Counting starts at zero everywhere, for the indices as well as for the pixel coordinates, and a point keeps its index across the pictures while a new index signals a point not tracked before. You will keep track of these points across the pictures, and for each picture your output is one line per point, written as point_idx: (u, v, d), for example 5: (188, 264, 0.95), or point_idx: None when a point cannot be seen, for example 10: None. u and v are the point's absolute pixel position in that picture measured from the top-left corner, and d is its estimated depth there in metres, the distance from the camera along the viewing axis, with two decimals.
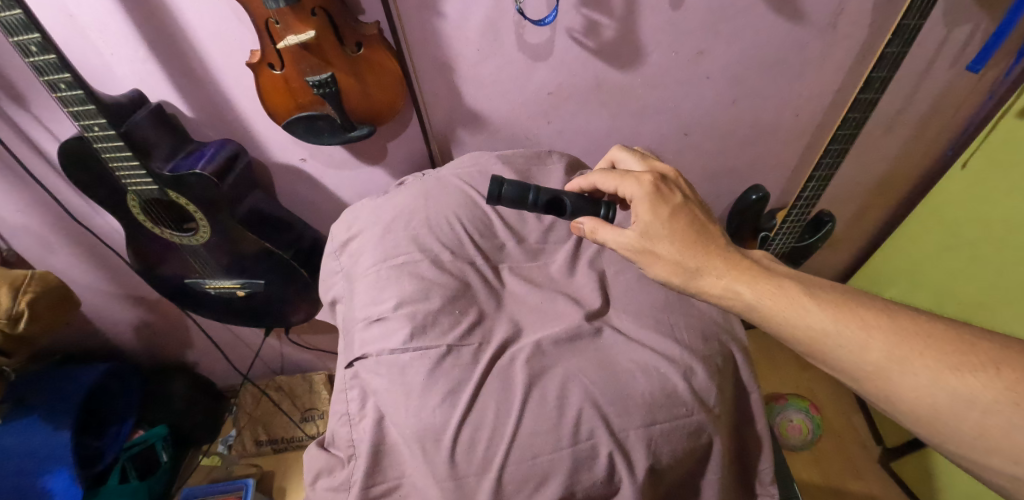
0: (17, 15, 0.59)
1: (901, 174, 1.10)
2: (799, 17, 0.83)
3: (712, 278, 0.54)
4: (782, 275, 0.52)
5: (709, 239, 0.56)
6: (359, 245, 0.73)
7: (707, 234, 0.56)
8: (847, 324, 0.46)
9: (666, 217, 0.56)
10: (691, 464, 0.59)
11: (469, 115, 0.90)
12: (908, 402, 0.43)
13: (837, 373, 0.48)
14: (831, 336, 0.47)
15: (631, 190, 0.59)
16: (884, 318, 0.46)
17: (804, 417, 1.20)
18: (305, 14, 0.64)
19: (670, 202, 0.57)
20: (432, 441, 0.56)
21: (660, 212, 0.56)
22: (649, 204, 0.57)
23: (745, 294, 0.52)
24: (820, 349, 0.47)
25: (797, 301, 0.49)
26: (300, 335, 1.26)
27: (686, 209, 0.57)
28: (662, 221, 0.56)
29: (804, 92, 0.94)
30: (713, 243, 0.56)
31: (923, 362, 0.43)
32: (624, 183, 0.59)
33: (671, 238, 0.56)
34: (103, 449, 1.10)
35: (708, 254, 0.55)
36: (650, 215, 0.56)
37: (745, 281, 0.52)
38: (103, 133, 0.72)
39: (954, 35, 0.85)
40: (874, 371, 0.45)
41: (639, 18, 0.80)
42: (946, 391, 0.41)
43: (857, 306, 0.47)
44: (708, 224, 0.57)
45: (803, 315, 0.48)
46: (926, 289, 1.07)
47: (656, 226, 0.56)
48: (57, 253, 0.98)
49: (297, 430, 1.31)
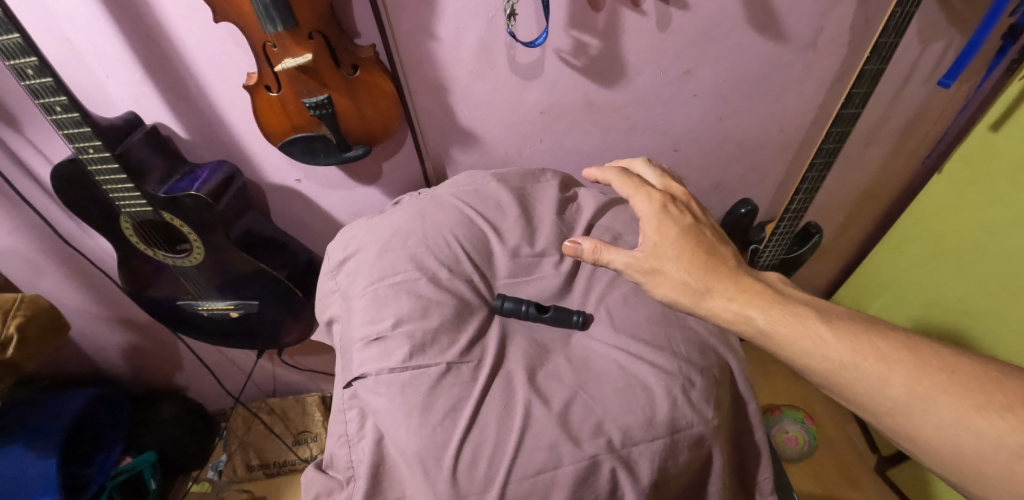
0: (15, 39, 0.60)
1: (883, 186, 1.14)
2: (780, 36, 0.86)
3: (723, 300, 0.54)
4: (796, 301, 0.53)
5: (719, 260, 0.57)
6: (356, 264, 0.73)
7: (717, 254, 0.58)
8: (866, 357, 0.47)
9: (675, 235, 0.59)
10: (692, 475, 0.59)
11: (463, 135, 0.91)
12: (931, 439, 0.45)
13: (855, 407, 0.49)
14: (850, 368, 0.48)
15: (642, 206, 0.62)
16: (906, 352, 0.47)
17: (799, 429, 1.22)
18: (302, 38, 0.66)
19: (680, 221, 0.60)
20: (434, 461, 0.55)
21: (667, 231, 0.59)
22: (657, 222, 0.60)
23: (757, 319, 0.52)
24: (838, 381, 0.48)
25: (812, 329, 0.50)
26: (293, 356, 1.24)
27: (695, 229, 0.59)
28: (669, 239, 0.58)
29: (788, 108, 0.97)
30: (723, 264, 0.57)
31: (947, 400, 0.44)
32: (637, 196, 0.63)
33: (680, 258, 0.57)
34: (89, 477, 1.04)
35: (717, 276, 0.56)
36: (657, 234, 0.59)
37: (757, 305, 0.53)
38: (98, 155, 0.72)
39: (928, 52, 0.89)
40: (896, 407, 0.46)
41: (625, 38, 0.82)
42: (973, 432, 0.43)
43: (877, 339, 0.48)
44: (718, 245, 0.59)
45: (819, 346, 0.49)
46: (912, 303, 1.09)
47: (664, 245, 0.58)
48: (45, 276, 0.96)
49: (290, 453, 1.30)
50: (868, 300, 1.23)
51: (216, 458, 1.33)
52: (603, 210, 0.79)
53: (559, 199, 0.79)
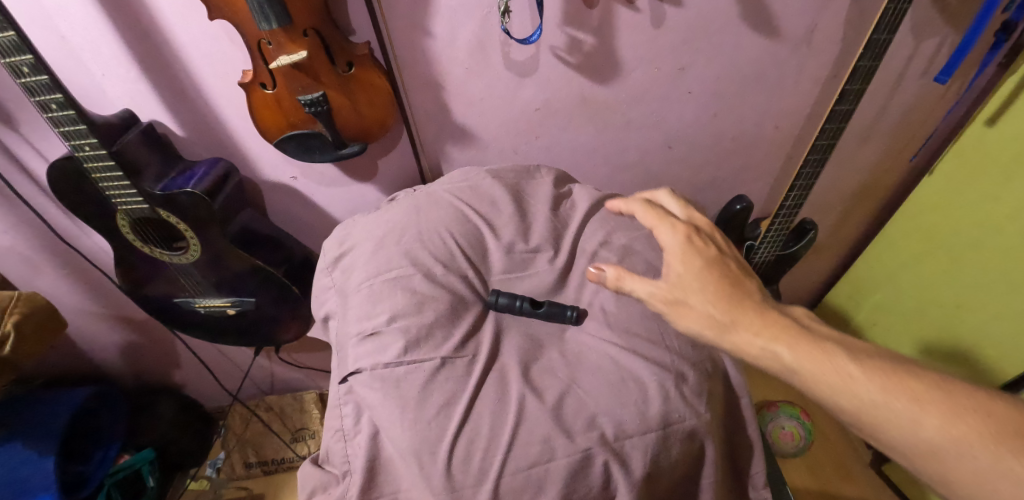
0: (10, 36, 0.60)
1: (878, 183, 1.14)
2: (774, 33, 0.86)
3: (749, 335, 0.54)
4: (822, 336, 0.53)
5: (744, 294, 0.57)
6: (351, 260, 0.73)
7: (742, 288, 0.58)
8: (897, 397, 0.47)
9: (699, 267, 0.59)
10: (684, 468, 0.59)
11: (459, 132, 0.91)
12: (966, 485, 0.44)
13: (886, 448, 0.48)
14: (880, 407, 0.47)
15: (666, 236, 0.63)
16: (938, 392, 0.46)
17: (796, 424, 1.19)
18: (297, 35, 0.66)
19: (704, 253, 0.60)
20: (428, 455, 0.55)
21: (691, 263, 0.59)
22: (681, 254, 0.60)
23: (783, 355, 0.51)
24: (867, 421, 0.47)
25: (839, 367, 0.49)
26: (290, 354, 1.25)
27: (719, 262, 0.60)
28: (693, 271, 0.59)
29: (783, 104, 0.97)
30: (747, 298, 0.57)
31: (983, 444, 0.43)
32: (661, 226, 0.64)
33: (705, 290, 0.57)
34: (87, 475, 1.05)
35: (742, 310, 0.55)
36: (681, 266, 0.59)
37: (784, 341, 0.52)
38: (94, 153, 0.72)
39: (922, 48, 0.89)
40: (929, 450, 0.45)
41: (619, 35, 0.82)
42: (1011, 478, 0.42)
43: (907, 378, 0.48)
44: (743, 278, 0.59)
45: (847, 383, 0.48)
46: (906, 299, 1.10)
47: (688, 278, 0.58)
48: (43, 275, 0.97)
49: (288, 450, 1.30)
50: (862, 296, 1.23)
51: (215, 455, 1.34)
52: (598, 206, 0.80)
53: (553, 195, 0.79)
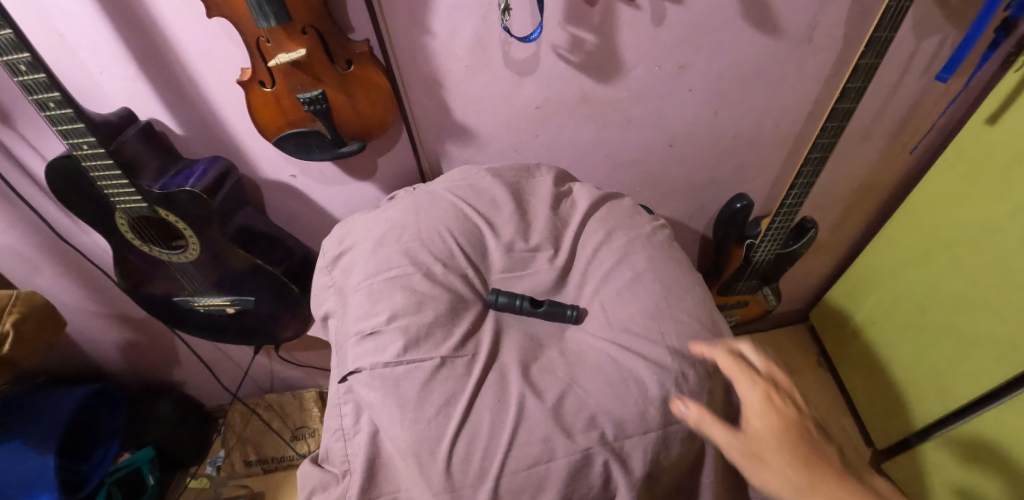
0: (7, 34, 0.59)
1: (879, 181, 1.14)
2: (776, 31, 0.85)
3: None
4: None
5: (818, 459, 0.55)
6: (351, 259, 0.73)
7: (816, 452, 0.55)
8: None
9: (779, 432, 0.56)
10: (684, 468, 0.59)
11: (458, 130, 0.91)
12: None
13: None
14: None
15: (747, 392, 0.59)
16: None
17: None
18: (295, 33, 0.65)
19: (784, 415, 0.57)
20: (428, 454, 0.55)
21: (771, 427, 0.57)
22: (762, 415, 0.57)
23: None
24: None
25: None
26: (290, 352, 1.25)
27: (800, 426, 0.57)
28: (773, 435, 0.56)
29: (784, 103, 0.97)
30: (822, 464, 0.54)
31: None
32: (742, 380, 0.60)
33: (782, 449, 0.55)
34: (87, 474, 1.05)
35: (817, 477, 0.53)
36: (761, 428, 0.56)
37: None
38: (92, 151, 0.72)
39: (924, 47, 0.89)
40: None
41: (620, 32, 0.82)
42: None
43: None
44: (817, 441, 0.57)
45: None
46: (909, 298, 1.10)
47: (768, 440, 0.56)
48: (41, 273, 0.97)
49: (287, 449, 1.30)
50: (864, 295, 1.23)
51: (215, 453, 1.34)
52: (598, 205, 0.79)
53: (553, 194, 0.79)
